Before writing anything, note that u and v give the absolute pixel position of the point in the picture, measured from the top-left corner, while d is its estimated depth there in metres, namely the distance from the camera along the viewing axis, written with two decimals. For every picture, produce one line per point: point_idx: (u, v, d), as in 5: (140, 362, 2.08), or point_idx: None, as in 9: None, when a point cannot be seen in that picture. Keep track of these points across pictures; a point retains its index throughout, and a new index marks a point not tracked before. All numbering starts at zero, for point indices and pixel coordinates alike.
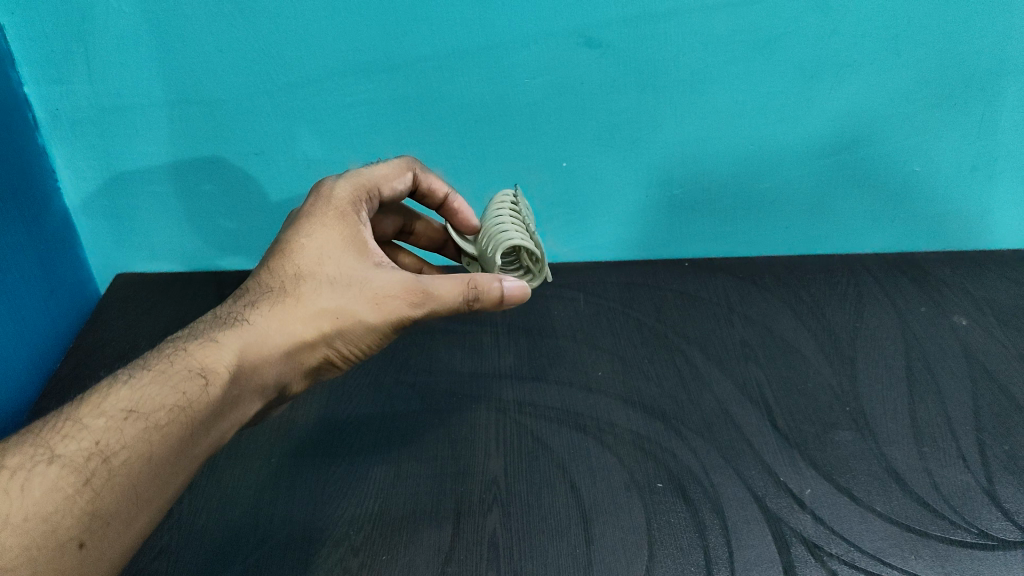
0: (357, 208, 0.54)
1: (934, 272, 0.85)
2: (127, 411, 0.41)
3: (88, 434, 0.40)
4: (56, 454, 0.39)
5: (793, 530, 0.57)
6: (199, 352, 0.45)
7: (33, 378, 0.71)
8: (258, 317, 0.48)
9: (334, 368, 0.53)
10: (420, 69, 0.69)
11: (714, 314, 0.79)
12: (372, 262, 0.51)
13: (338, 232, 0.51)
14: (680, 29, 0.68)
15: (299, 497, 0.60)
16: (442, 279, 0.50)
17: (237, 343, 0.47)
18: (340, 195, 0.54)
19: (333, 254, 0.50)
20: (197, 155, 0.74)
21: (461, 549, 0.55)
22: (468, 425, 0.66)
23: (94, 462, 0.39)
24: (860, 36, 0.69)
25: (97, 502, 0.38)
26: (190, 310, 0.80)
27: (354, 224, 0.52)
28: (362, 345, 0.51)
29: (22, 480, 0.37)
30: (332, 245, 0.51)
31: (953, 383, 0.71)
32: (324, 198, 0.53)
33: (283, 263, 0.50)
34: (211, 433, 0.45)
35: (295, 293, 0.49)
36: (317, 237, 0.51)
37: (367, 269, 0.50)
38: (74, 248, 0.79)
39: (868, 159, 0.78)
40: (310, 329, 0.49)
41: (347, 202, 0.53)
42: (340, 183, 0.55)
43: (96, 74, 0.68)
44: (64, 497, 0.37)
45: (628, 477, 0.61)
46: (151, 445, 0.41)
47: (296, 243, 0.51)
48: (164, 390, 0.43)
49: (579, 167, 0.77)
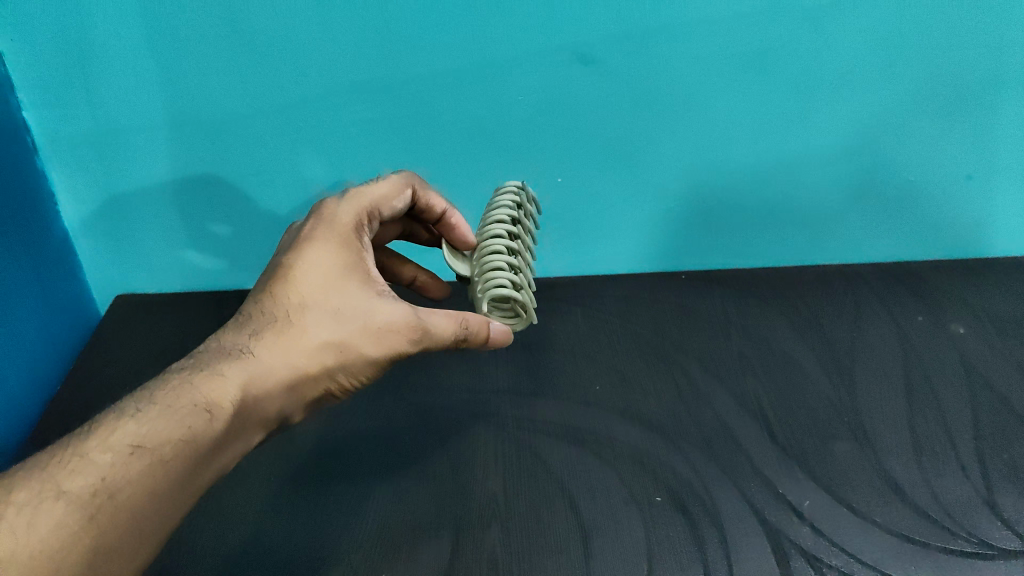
0: (359, 233, 0.54)
1: (931, 281, 0.85)
2: (133, 446, 0.41)
3: (94, 469, 0.40)
4: (63, 490, 0.39)
5: (792, 542, 0.57)
6: (205, 385, 0.45)
7: (34, 400, 0.71)
8: (264, 348, 0.48)
9: (331, 398, 0.53)
10: (415, 88, 0.70)
11: (712, 326, 0.80)
12: (374, 290, 0.51)
13: (340, 259, 0.51)
14: (672, 45, 0.68)
15: (299, 516, 0.60)
16: (439, 315, 0.52)
17: (241, 375, 0.46)
18: (343, 221, 0.54)
19: (336, 284, 0.50)
20: (196, 177, 0.74)
21: (461, 567, 0.55)
22: (467, 442, 0.66)
23: (100, 499, 0.39)
24: (852, 48, 0.69)
25: (102, 538, 0.39)
26: (190, 330, 0.81)
27: (357, 252, 0.53)
28: (360, 377, 0.52)
29: (28, 517, 0.37)
30: (335, 275, 0.51)
31: (952, 393, 0.71)
32: (327, 223, 0.53)
33: (287, 292, 0.50)
34: (214, 466, 0.45)
35: (300, 323, 0.49)
36: (320, 264, 0.51)
37: (369, 297, 0.51)
38: (74, 271, 0.80)
39: (863, 171, 0.78)
40: (313, 362, 0.49)
41: (350, 228, 0.54)
42: (342, 207, 0.55)
43: (95, 98, 0.69)
44: (70, 533, 0.38)
45: (627, 492, 0.61)
46: (156, 479, 0.41)
47: (299, 272, 0.51)
48: (170, 424, 0.43)
49: (575, 183, 0.78)
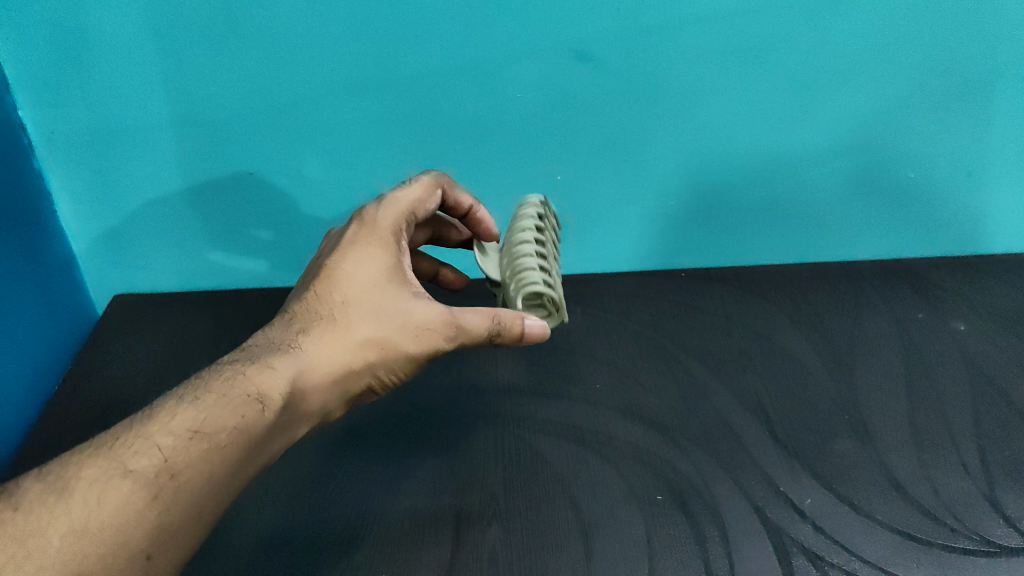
0: (398, 236, 0.55)
1: (931, 278, 0.85)
2: (192, 431, 0.42)
3: (156, 450, 0.40)
4: (129, 467, 0.39)
5: (794, 541, 0.57)
6: (258, 376, 0.46)
7: (31, 400, 0.70)
8: (311, 343, 0.49)
9: (366, 395, 0.55)
10: (413, 85, 0.69)
11: (712, 323, 0.79)
12: (412, 291, 0.53)
13: (379, 261, 0.53)
14: (672, 40, 0.68)
15: (298, 515, 0.60)
16: (472, 310, 0.53)
17: (291, 369, 0.47)
18: (382, 224, 0.55)
19: (377, 285, 0.52)
20: (193, 176, 0.74)
21: (461, 565, 0.55)
22: (468, 440, 0.66)
23: (164, 478, 0.40)
24: (852, 44, 0.69)
25: (164, 517, 0.39)
26: (188, 330, 0.81)
27: (395, 254, 0.54)
28: (400, 373, 0.53)
29: (99, 491, 0.38)
30: (376, 277, 0.52)
31: (953, 390, 0.71)
32: (366, 228, 0.55)
33: (329, 294, 0.52)
34: (257, 459, 0.45)
35: (344, 321, 0.51)
36: (367, 263, 0.53)
37: (411, 300, 0.52)
38: (71, 270, 0.79)
39: (865, 166, 0.78)
40: (357, 359, 0.51)
41: (389, 231, 0.55)
42: (381, 212, 0.56)
43: (91, 96, 0.68)
44: (137, 510, 0.38)
45: (628, 490, 0.61)
46: (215, 464, 0.42)
47: (341, 273, 0.52)
48: (227, 412, 0.43)
49: (574, 181, 0.78)
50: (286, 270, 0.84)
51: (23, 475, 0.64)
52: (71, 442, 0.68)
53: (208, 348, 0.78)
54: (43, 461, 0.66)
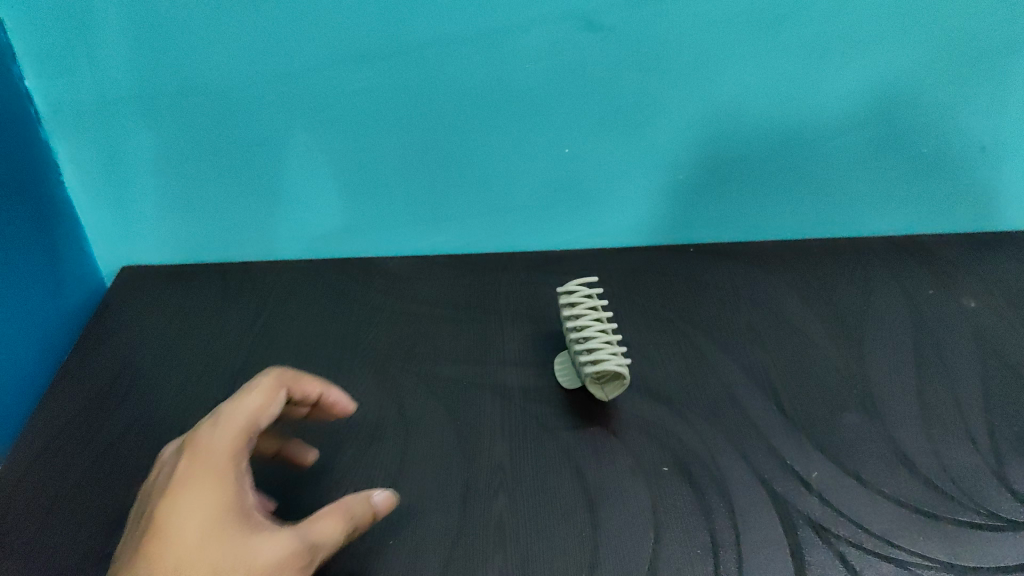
0: (238, 464, 0.52)
1: (943, 254, 0.84)
2: None
3: None
4: None
5: (799, 512, 0.57)
6: None
7: (42, 369, 0.71)
8: None
9: None
10: (421, 56, 0.69)
11: (720, 297, 0.79)
12: (255, 529, 0.49)
13: (214, 497, 0.50)
14: (683, 10, 0.67)
15: (305, 482, 0.60)
16: (321, 522, 0.50)
17: None
18: (217, 451, 0.52)
19: (211, 519, 0.48)
20: (200, 146, 0.74)
21: (468, 533, 0.56)
22: (474, 411, 0.66)
23: None
24: (865, 16, 0.68)
25: None
26: (197, 301, 0.81)
27: (235, 488, 0.51)
28: None
29: None
30: (212, 511, 0.49)
31: (962, 365, 0.70)
32: (199, 456, 0.52)
33: (161, 538, 0.48)
34: None
35: (177, 536, 0.48)
36: (198, 501, 0.49)
37: (255, 537, 0.49)
38: (78, 241, 0.80)
39: (876, 140, 0.77)
40: None
41: (227, 461, 0.52)
42: (217, 437, 0.53)
43: (96, 66, 0.68)
44: None
45: (634, 461, 0.61)
46: None
47: (170, 521, 0.48)
48: None
49: (583, 153, 0.77)
50: (294, 242, 0.84)
51: (34, 443, 0.65)
52: (80, 411, 0.68)
53: (217, 318, 0.78)
54: (53, 430, 0.66)
